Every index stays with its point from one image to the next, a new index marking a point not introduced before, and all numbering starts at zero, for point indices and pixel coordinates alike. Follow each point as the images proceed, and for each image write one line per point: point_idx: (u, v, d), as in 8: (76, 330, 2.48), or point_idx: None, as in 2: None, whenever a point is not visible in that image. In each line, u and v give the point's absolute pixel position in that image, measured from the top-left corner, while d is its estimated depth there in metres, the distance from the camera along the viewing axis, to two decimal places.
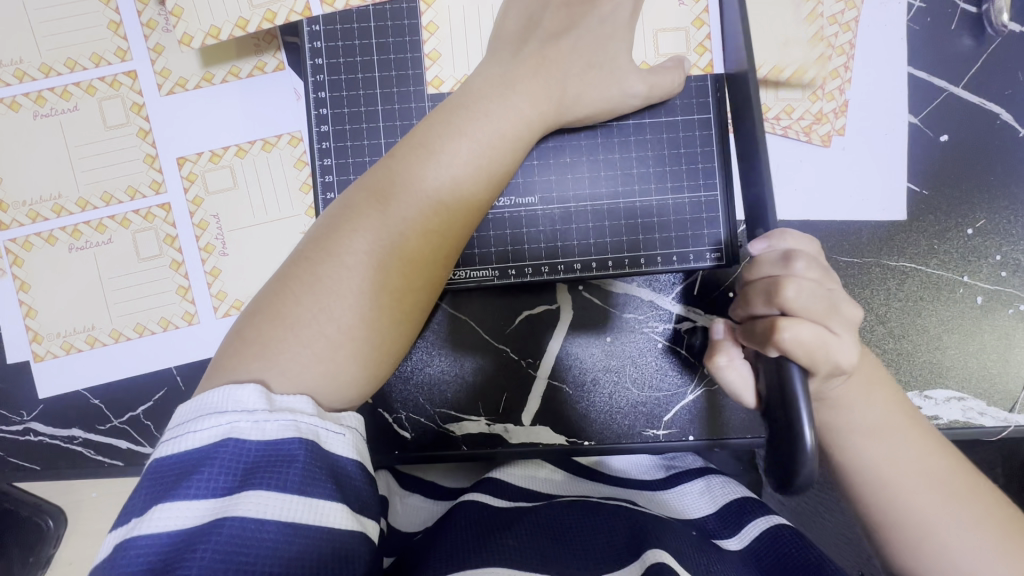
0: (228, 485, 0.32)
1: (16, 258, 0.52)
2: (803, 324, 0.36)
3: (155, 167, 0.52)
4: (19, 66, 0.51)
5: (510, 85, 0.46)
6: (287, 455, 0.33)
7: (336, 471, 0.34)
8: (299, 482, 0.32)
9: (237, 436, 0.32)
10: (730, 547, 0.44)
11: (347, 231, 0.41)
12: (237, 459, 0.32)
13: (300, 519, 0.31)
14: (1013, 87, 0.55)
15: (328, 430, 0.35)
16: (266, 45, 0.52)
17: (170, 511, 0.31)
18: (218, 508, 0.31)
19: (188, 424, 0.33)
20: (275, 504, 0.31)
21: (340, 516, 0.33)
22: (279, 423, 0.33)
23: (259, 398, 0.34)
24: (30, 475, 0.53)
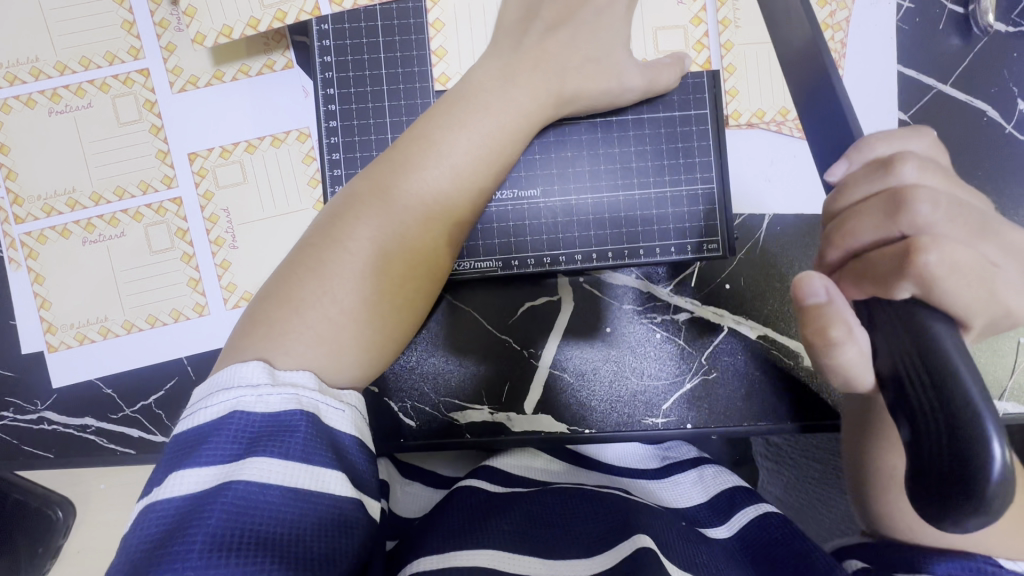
0: (234, 453, 0.33)
1: (30, 251, 0.53)
2: (954, 244, 0.32)
3: (167, 162, 0.54)
4: (35, 64, 0.53)
5: (512, 80, 0.47)
6: (289, 425, 0.34)
7: (336, 443, 0.35)
8: (301, 450, 0.33)
9: (243, 408, 0.34)
10: (716, 535, 0.46)
11: (356, 221, 0.42)
12: (243, 430, 0.33)
13: (303, 485, 0.33)
14: (998, 85, 0.57)
15: (329, 405, 0.36)
16: (274, 44, 0.53)
17: (182, 478, 0.32)
18: (225, 474, 0.32)
19: (200, 399, 0.35)
20: (278, 471, 0.33)
21: (340, 484, 0.34)
22: (282, 397, 0.35)
23: (262, 373, 0.35)
24: (44, 464, 0.54)
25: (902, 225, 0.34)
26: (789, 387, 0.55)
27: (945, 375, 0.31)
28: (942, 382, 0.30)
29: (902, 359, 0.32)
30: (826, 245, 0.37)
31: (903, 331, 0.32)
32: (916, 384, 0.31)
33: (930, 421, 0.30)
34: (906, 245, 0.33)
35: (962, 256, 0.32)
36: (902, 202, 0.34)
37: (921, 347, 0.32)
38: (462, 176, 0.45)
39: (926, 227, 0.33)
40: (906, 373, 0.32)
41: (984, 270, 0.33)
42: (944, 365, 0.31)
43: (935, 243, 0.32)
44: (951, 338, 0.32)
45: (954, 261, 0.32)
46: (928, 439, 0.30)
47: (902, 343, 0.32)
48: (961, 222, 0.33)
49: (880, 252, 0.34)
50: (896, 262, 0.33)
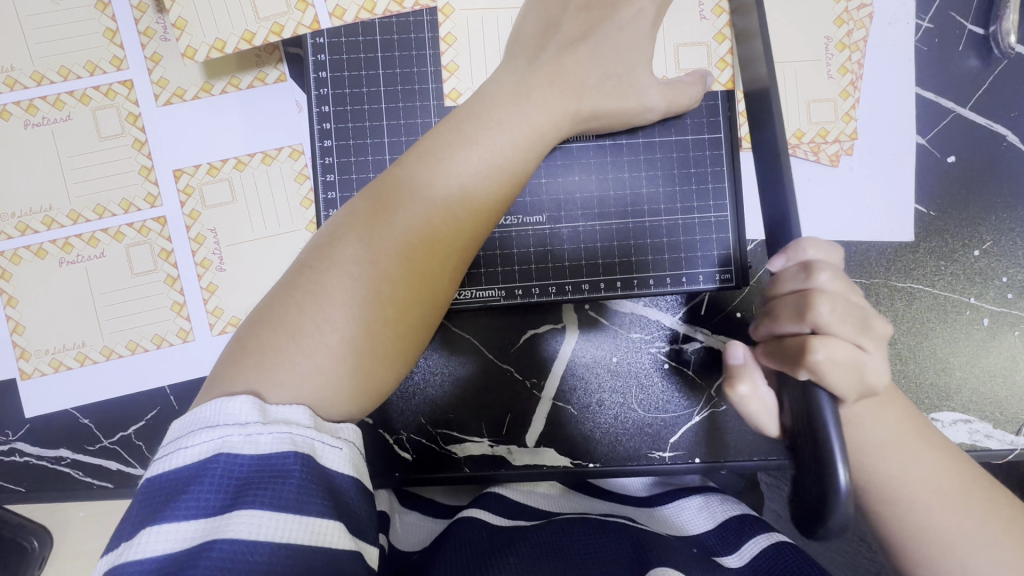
0: (221, 503, 0.30)
1: (3, 271, 0.50)
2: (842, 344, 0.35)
3: (151, 179, 0.51)
4: (10, 73, 0.50)
5: (523, 96, 0.44)
6: (281, 470, 0.31)
7: (332, 487, 0.33)
8: (294, 499, 0.31)
9: (229, 451, 0.31)
10: (729, 564, 0.44)
11: (349, 250, 0.39)
12: (230, 476, 0.31)
13: (295, 539, 0.30)
14: (1018, 110, 0.55)
15: (325, 444, 0.34)
16: (267, 57, 0.50)
17: (161, 533, 0.30)
18: (210, 527, 0.30)
19: (179, 440, 0.32)
20: (268, 522, 0.30)
21: (336, 533, 0.32)
22: (273, 436, 0.32)
23: (251, 410, 0.33)
24: (15, 497, 0.51)
25: (806, 322, 0.37)
26: None
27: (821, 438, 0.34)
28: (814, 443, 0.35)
29: (799, 425, 0.37)
30: (757, 322, 0.40)
31: (800, 396, 0.37)
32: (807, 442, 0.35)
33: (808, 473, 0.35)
34: (803, 341, 0.36)
35: (845, 351, 0.36)
36: (807, 303, 0.36)
37: (808, 414, 0.36)
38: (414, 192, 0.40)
39: (829, 325, 0.36)
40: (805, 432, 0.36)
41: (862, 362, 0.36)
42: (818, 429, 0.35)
43: (821, 343, 0.35)
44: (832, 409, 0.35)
45: (836, 359, 0.35)
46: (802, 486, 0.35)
47: (799, 410, 0.37)
48: (856, 321, 0.36)
49: (789, 342, 0.37)
50: (794, 353, 0.37)
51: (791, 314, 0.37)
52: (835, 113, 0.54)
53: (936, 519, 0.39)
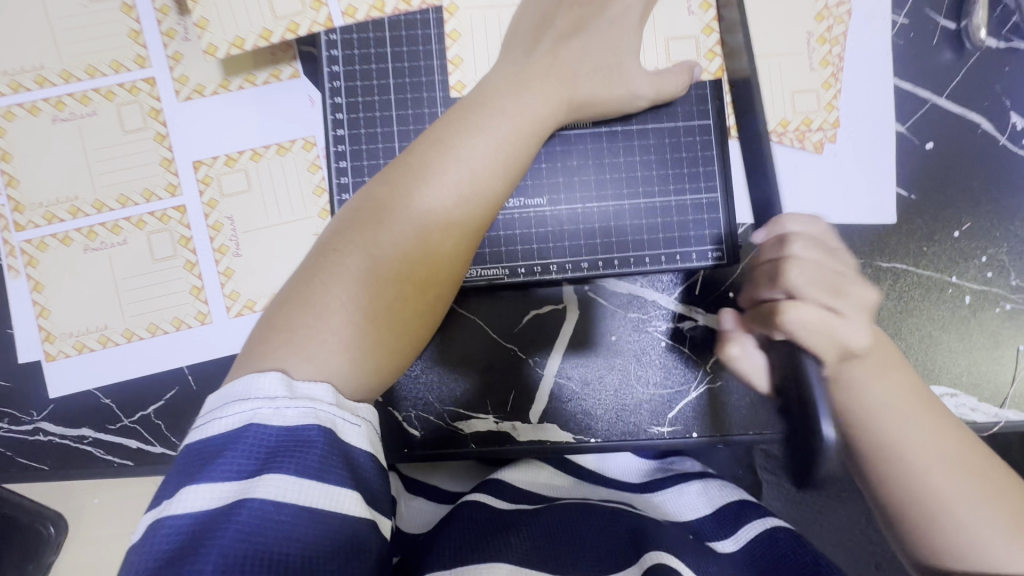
0: (251, 468, 0.33)
1: (30, 259, 0.53)
2: (806, 306, 0.44)
3: (172, 170, 0.53)
4: (39, 72, 0.53)
5: (523, 86, 0.47)
6: (306, 441, 0.33)
7: (351, 460, 0.35)
8: (317, 468, 0.33)
9: (259, 422, 0.34)
10: (723, 549, 0.46)
11: (364, 228, 0.42)
12: (260, 445, 0.33)
13: (317, 505, 0.32)
14: (991, 99, 0.58)
15: (345, 421, 0.36)
16: (281, 55, 0.53)
17: (196, 493, 0.32)
18: (241, 490, 0.32)
19: (215, 410, 0.34)
20: (293, 487, 0.32)
21: (354, 503, 0.34)
22: (299, 411, 0.34)
23: (279, 385, 0.35)
24: (38, 476, 0.53)
25: (781, 288, 0.46)
26: None
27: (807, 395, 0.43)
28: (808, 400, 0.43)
29: (786, 379, 0.45)
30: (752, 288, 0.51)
31: (787, 357, 0.45)
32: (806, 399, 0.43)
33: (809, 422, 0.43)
34: (778, 306, 0.46)
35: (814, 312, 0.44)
36: (779, 271, 0.46)
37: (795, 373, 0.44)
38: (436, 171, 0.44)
39: (796, 288, 0.45)
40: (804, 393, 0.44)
41: (830, 322, 0.43)
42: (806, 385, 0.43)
43: (792, 306, 0.44)
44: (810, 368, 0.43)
45: (805, 321, 0.43)
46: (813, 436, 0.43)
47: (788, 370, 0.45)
48: (827, 288, 0.44)
49: (773, 308, 0.47)
50: (771, 316, 0.47)
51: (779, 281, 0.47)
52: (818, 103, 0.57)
53: (921, 476, 0.41)
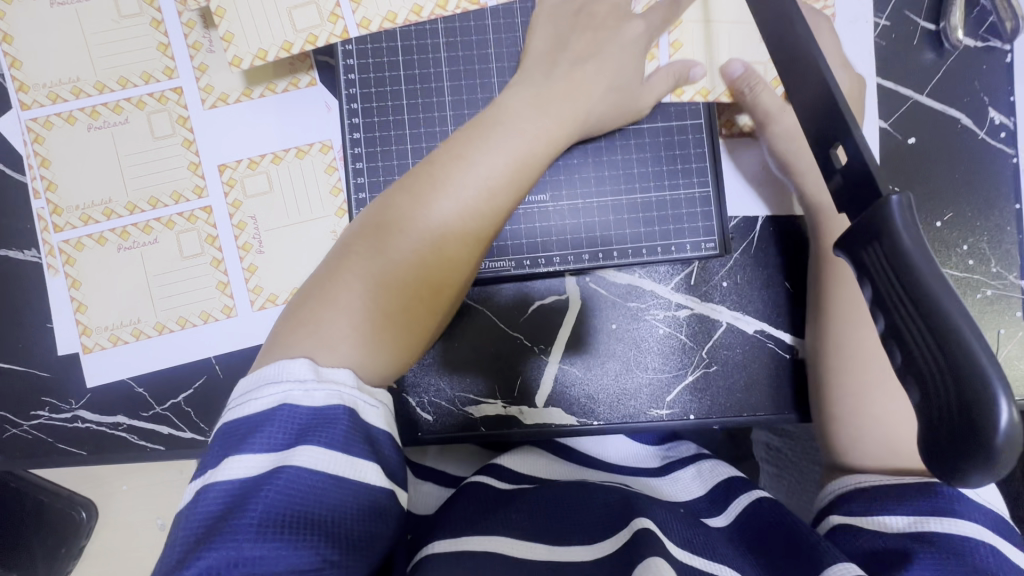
0: (286, 441, 0.36)
1: (68, 258, 0.56)
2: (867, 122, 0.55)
3: (199, 173, 0.57)
4: (76, 84, 0.57)
5: (522, 96, 0.51)
6: (332, 418, 0.37)
7: (372, 437, 0.39)
8: (344, 442, 0.36)
9: (292, 402, 0.37)
10: (717, 524, 0.49)
11: (378, 225, 0.46)
12: (294, 421, 0.36)
13: (344, 474, 0.36)
14: (970, 95, 0.61)
15: (366, 402, 0.39)
16: (300, 65, 0.57)
17: (240, 462, 0.35)
18: (277, 460, 0.35)
19: (251, 391, 0.38)
20: (323, 459, 0.36)
21: (375, 474, 0.37)
22: (326, 392, 0.38)
23: (308, 369, 0.38)
24: (75, 460, 0.56)
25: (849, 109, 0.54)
26: (788, 379, 0.59)
27: (933, 311, 0.29)
28: (895, 324, 0.31)
29: (884, 273, 0.31)
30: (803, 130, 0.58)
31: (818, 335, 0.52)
32: (896, 307, 0.30)
33: (929, 375, 0.29)
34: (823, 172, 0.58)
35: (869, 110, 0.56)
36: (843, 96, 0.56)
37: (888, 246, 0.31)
38: (490, 158, 0.48)
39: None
40: (889, 301, 0.31)
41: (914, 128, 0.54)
42: (923, 285, 0.29)
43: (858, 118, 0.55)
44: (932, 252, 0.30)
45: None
46: (932, 401, 0.29)
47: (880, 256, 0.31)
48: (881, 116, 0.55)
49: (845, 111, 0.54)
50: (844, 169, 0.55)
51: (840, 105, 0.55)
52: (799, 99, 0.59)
53: None
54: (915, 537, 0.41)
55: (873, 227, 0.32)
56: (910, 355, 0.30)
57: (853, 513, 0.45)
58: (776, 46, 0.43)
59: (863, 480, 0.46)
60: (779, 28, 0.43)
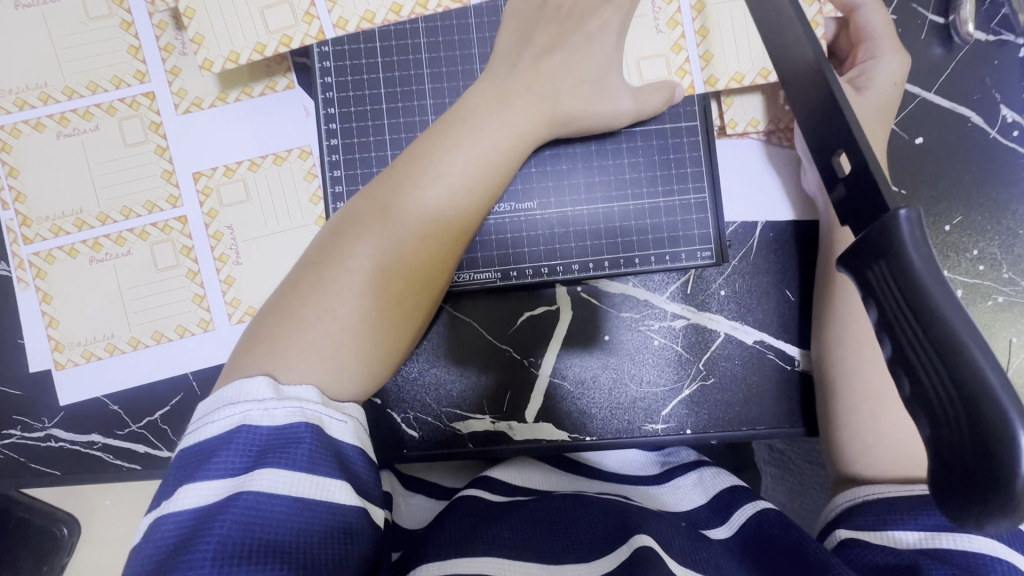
0: (244, 465, 0.35)
1: (39, 271, 0.54)
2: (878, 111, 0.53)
3: (173, 182, 0.55)
4: (44, 90, 0.54)
5: (508, 100, 0.49)
6: (294, 437, 0.36)
7: (339, 454, 0.37)
8: (306, 461, 0.35)
9: (250, 423, 0.36)
10: (716, 536, 0.47)
11: (352, 238, 0.43)
12: (250, 443, 0.35)
13: (308, 495, 0.35)
14: (981, 92, 0.58)
15: (331, 417, 0.38)
16: (276, 66, 0.55)
17: (195, 490, 0.34)
18: (234, 485, 0.34)
19: (209, 415, 0.37)
20: (283, 480, 0.34)
21: (343, 492, 0.36)
22: (287, 410, 0.36)
23: (267, 388, 0.37)
24: (50, 480, 0.54)
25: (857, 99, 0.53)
26: (789, 391, 0.56)
27: (944, 335, 0.26)
28: (902, 347, 0.28)
29: (888, 295, 0.29)
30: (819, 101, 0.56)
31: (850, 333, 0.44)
32: (903, 329, 0.28)
33: (940, 405, 0.27)
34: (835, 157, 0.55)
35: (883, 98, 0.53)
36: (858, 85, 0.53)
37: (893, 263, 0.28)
38: (468, 163, 0.46)
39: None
40: (896, 323, 0.28)
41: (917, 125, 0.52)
42: (932, 306, 0.27)
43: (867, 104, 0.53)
44: (943, 272, 0.27)
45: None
46: (945, 435, 0.27)
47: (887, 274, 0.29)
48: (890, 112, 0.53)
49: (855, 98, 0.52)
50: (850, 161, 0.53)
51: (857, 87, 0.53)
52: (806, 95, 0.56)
53: None
54: (927, 555, 0.39)
55: (875, 243, 0.29)
56: (919, 382, 0.28)
57: (861, 527, 0.43)
58: (774, 45, 0.41)
59: (870, 493, 0.44)
60: (773, 25, 0.40)
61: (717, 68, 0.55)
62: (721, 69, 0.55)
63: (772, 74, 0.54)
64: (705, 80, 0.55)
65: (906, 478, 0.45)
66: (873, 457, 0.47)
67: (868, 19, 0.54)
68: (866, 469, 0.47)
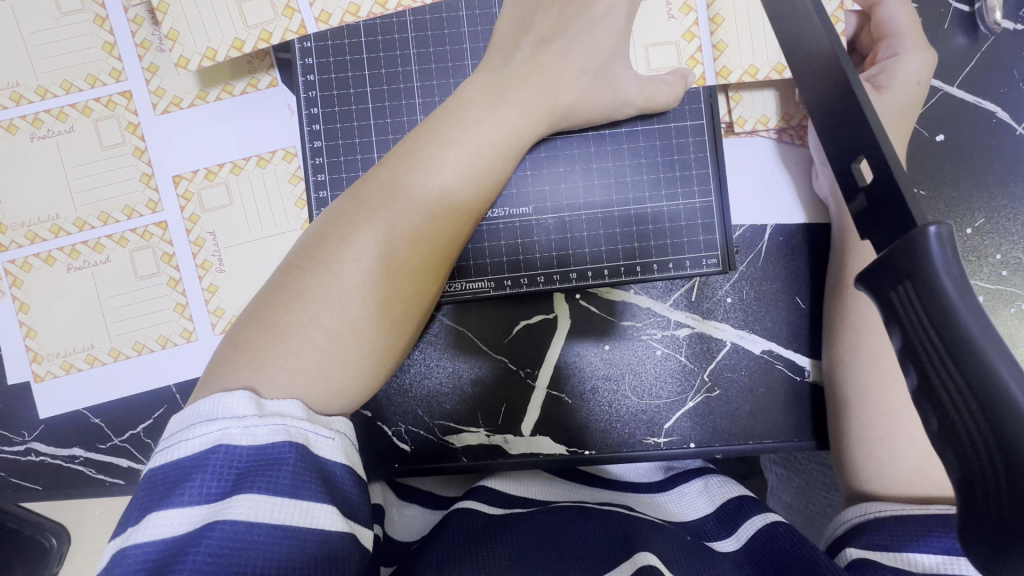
0: (220, 490, 0.30)
1: (15, 279, 0.52)
2: (900, 109, 0.50)
3: (152, 185, 0.53)
4: (16, 89, 0.52)
5: (502, 94, 0.45)
6: (276, 458, 0.31)
7: (327, 476, 0.33)
8: (290, 484, 0.31)
9: (228, 442, 0.31)
10: (721, 549, 0.44)
11: (337, 240, 0.39)
12: (228, 465, 0.31)
13: (291, 522, 0.30)
14: (1008, 86, 0.54)
15: (318, 435, 0.34)
16: (258, 63, 0.52)
17: (165, 519, 0.30)
18: (210, 513, 0.30)
19: (181, 432, 0.32)
20: (264, 508, 0.30)
21: (331, 518, 0.32)
22: (269, 428, 0.32)
23: (248, 404, 0.33)
24: (31, 495, 0.53)
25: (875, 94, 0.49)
26: (797, 404, 0.53)
27: (980, 370, 0.23)
28: (928, 379, 0.25)
29: (912, 322, 0.25)
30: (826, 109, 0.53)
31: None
32: (931, 361, 0.24)
33: (970, 447, 0.23)
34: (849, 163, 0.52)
35: (903, 96, 0.50)
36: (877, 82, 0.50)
37: (920, 285, 0.24)
38: (460, 160, 0.43)
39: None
40: (923, 353, 0.25)
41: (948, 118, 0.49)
42: (965, 336, 0.23)
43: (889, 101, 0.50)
44: (974, 293, 0.24)
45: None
46: (976, 481, 0.23)
47: (909, 298, 0.25)
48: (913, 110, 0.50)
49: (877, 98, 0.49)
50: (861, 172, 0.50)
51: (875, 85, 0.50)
52: None
53: None
54: None
55: (899, 262, 0.25)
56: (947, 420, 0.24)
57: (871, 546, 0.40)
58: (788, 35, 0.37)
59: (882, 510, 0.42)
60: (787, 13, 0.37)
61: (731, 58, 0.52)
62: (735, 59, 0.52)
63: (787, 70, 0.51)
64: (716, 71, 0.52)
65: (923, 499, 0.42)
66: (887, 477, 0.45)
67: (891, 14, 0.51)
68: (880, 489, 0.44)
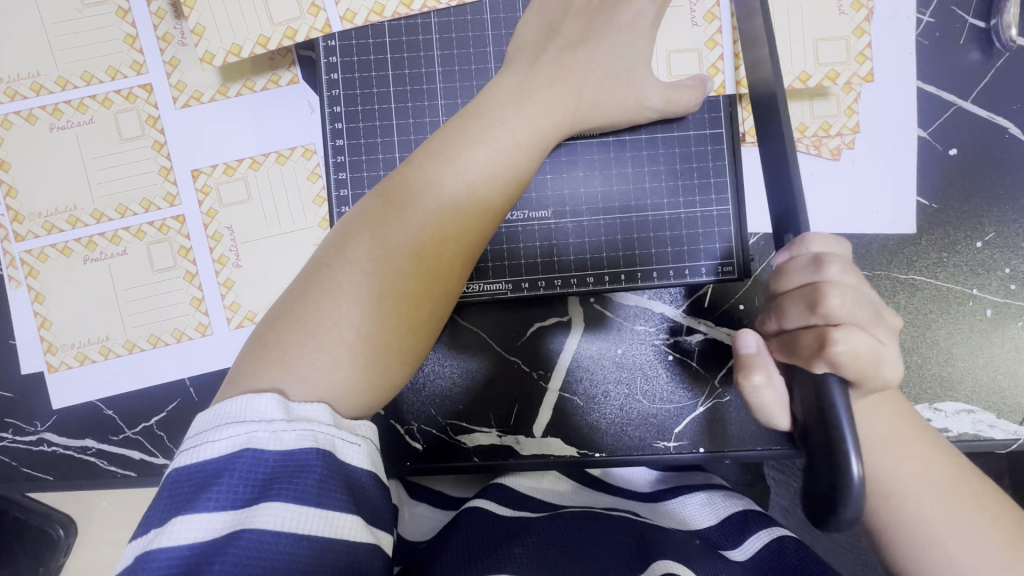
0: (246, 496, 0.31)
1: (31, 269, 0.52)
2: None
3: (170, 179, 0.53)
4: (37, 79, 0.52)
5: (529, 95, 0.46)
6: (302, 464, 0.31)
7: (352, 482, 0.33)
8: (316, 493, 0.31)
9: (255, 447, 0.32)
10: (733, 558, 0.44)
11: (362, 239, 0.39)
12: (255, 470, 0.31)
13: (315, 531, 0.30)
14: (1020, 102, 0.55)
15: (344, 440, 0.34)
16: (280, 59, 0.52)
17: (191, 523, 0.30)
18: (236, 520, 0.30)
19: (208, 432, 0.32)
20: (290, 516, 0.30)
21: (355, 528, 0.32)
22: (297, 433, 0.32)
23: (276, 407, 0.33)
24: (42, 486, 0.53)
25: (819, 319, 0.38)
26: None
27: None
28: None
29: None
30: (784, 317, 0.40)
31: (813, 388, 0.37)
32: None
33: None
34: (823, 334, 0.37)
35: None
36: (818, 296, 0.38)
37: None
38: (484, 161, 0.43)
39: (838, 318, 0.37)
40: None
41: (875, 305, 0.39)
42: None
43: (834, 288, 0.38)
44: None
45: (858, 350, 0.36)
46: None
47: None
48: (868, 312, 0.38)
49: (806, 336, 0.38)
50: (814, 347, 0.37)
51: (846, 280, 0.38)
52: (838, 107, 0.55)
53: (928, 512, 0.39)
54: None
55: None
56: None
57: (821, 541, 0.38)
58: None
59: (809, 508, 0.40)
60: None
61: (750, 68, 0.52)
62: None
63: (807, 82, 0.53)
64: (737, 81, 0.53)
65: None
66: None
67: None
68: None
